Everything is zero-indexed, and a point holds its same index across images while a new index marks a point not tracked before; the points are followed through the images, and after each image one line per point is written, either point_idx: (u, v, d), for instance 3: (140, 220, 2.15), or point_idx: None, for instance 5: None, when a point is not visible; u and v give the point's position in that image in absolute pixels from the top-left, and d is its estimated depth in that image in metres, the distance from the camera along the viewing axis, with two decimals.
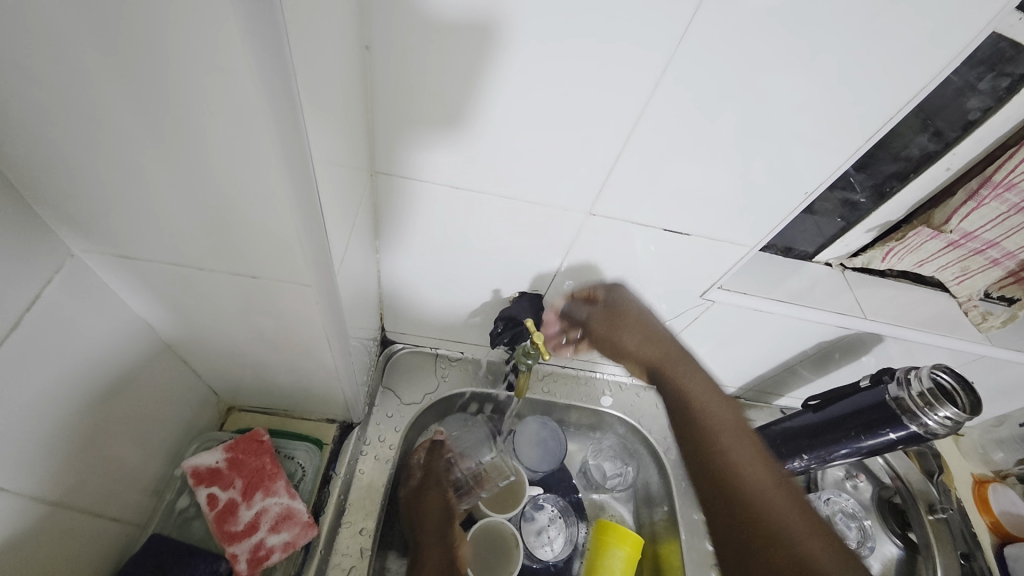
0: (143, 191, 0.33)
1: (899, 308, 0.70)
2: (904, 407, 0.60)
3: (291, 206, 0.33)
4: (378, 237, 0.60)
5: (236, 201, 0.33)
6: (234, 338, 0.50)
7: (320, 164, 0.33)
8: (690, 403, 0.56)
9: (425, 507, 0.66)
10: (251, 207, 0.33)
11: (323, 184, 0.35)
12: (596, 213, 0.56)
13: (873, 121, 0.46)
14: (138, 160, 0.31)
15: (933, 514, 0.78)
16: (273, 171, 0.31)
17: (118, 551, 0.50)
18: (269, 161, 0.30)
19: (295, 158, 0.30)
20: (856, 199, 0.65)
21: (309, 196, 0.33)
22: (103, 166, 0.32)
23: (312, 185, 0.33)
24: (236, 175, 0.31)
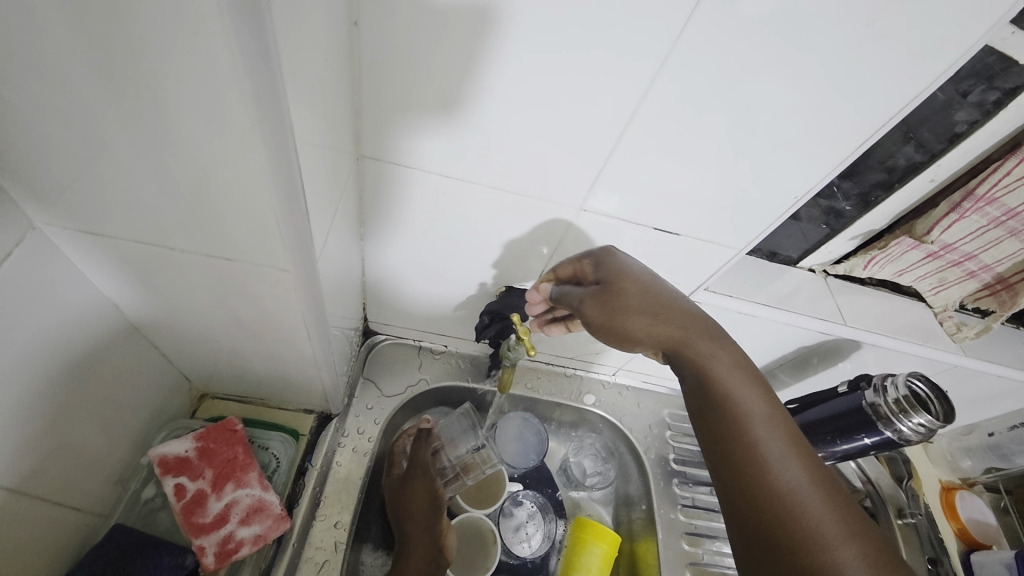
0: (113, 164, 0.32)
1: (879, 316, 0.72)
2: (880, 413, 0.61)
3: (270, 186, 0.31)
4: (363, 224, 0.58)
5: (211, 178, 0.32)
6: (207, 323, 0.49)
7: (301, 144, 0.32)
8: (715, 387, 0.48)
9: (411, 498, 0.65)
10: (227, 185, 0.32)
11: (304, 163, 0.33)
12: (586, 209, 0.55)
13: (864, 128, 0.46)
14: (105, 131, 0.30)
15: (902, 518, 0.79)
16: (251, 146, 0.29)
17: (79, 540, 0.48)
18: (248, 136, 0.29)
19: (273, 134, 0.29)
20: (841, 207, 0.66)
21: (288, 175, 0.32)
22: (70, 137, 0.30)
23: (293, 166, 0.31)
24: (213, 150, 0.30)
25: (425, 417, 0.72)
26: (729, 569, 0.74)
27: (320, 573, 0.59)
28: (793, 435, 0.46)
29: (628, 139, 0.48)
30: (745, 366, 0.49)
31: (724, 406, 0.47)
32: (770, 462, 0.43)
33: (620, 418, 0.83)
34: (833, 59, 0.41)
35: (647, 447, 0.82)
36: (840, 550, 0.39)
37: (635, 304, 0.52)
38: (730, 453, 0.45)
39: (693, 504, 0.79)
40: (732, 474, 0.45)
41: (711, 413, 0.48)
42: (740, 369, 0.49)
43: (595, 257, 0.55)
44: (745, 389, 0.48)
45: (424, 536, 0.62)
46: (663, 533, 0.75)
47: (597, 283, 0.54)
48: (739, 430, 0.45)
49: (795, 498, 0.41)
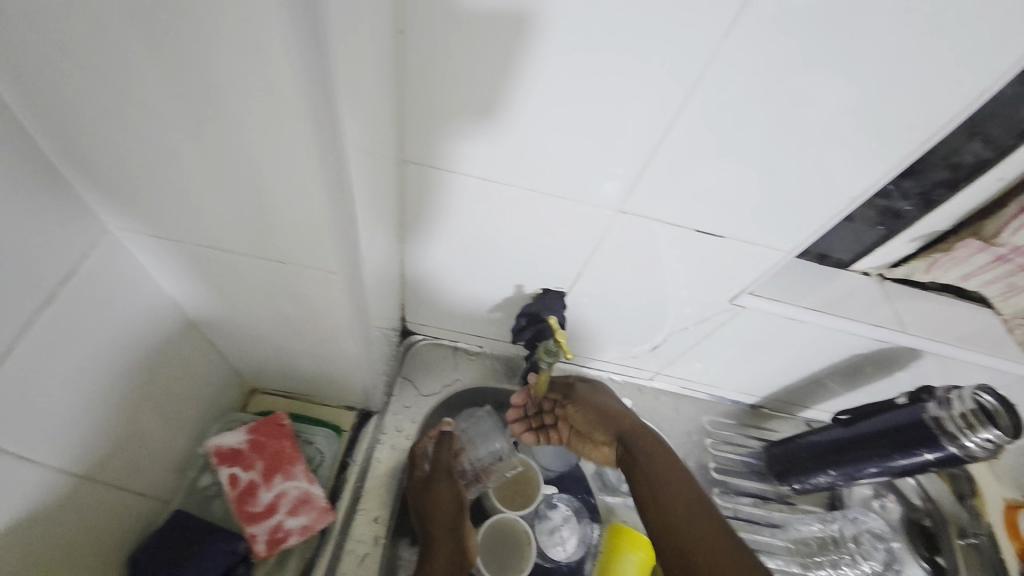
0: (181, 173, 0.34)
1: (941, 323, 0.67)
2: (944, 427, 0.57)
3: (322, 189, 0.33)
4: (403, 227, 0.60)
5: (268, 185, 0.33)
6: (259, 322, 0.51)
7: (351, 150, 0.33)
8: (646, 467, 0.62)
9: (436, 500, 0.64)
10: (283, 192, 0.34)
11: (353, 169, 0.34)
12: (625, 211, 0.54)
13: (929, 124, 0.43)
14: (175, 141, 0.32)
15: (963, 539, 0.74)
16: (306, 153, 0.30)
17: (143, 524, 0.52)
18: (303, 143, 0.30)
19: (327, 140, 0.30)
20: (900, 207, 0.62)
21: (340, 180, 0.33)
22: (144, 148, 0.33)
23: (345, 173, 0.33)
24: (270, 158, 0.31)
25: (446, 418, 0.71)
26: None
27: (361, 566, 0.60)
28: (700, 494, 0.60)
29: (669, 142, 0.47)
30: (670, 451, 0.64)
31: (643, 453, 0.64)
32: (682, 521, 0.57)
33: (657, 423, 0.82)
34: (893, 52, 0.39)
35: (685, 455, 0.80)
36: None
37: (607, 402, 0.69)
38: (658, 523, 0.58)
39: (735, 515, 0.76)
40: (652, 519, 0.59)
41: (653, 491, 0.61)
42: (673, 472, 0.61)
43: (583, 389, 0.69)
44: (663, 454, 0.63)
45: (451, 539, 0.62)
46: None
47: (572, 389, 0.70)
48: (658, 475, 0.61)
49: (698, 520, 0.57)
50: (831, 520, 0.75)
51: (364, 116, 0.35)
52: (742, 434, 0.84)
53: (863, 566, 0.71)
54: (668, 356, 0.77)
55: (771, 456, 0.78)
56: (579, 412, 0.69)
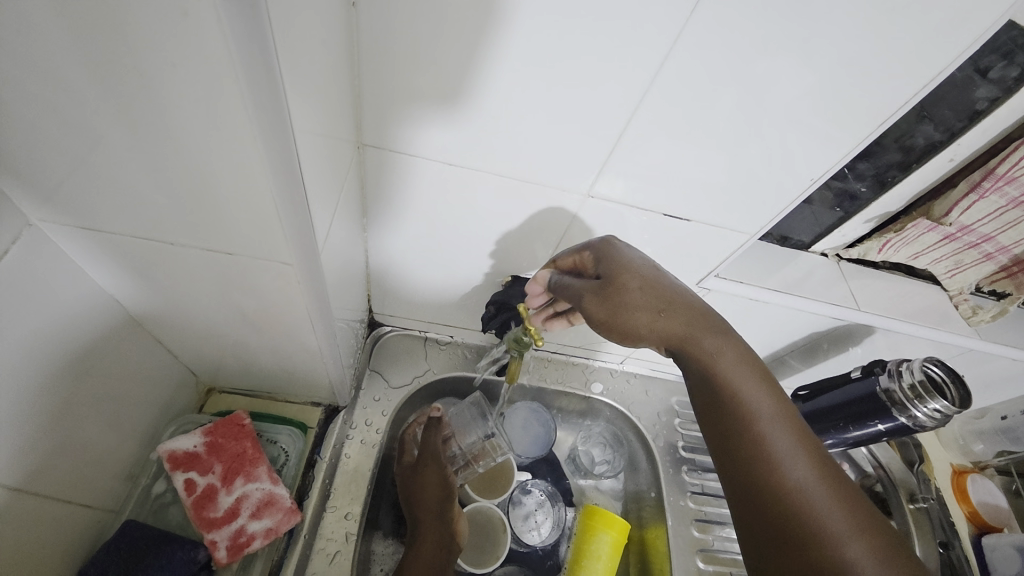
0: (103, 157, 0.31)
1: (893, 300, 0.70)
2: (894, 399, 0.61)
3: (267, 171, 0.30)
4: (366, 214, 0.57)
5: (205, 168, 0.31)
6: (210, 317, 0.48)
7: (300, 131, 0.31)
8: (724, 387, 0.47)
9: (424, 484, 0.65)
10: (222, 176, 0.31)
11: (303, 151, 0.32)
12: (594, 194, 0.53)
13: (884, 107, 0.44)
14: (96, 120, 0.28)
15: (914, 503, 0.80)
16: (247, 130, 0.28)
17: (90, 536, 0.48)
18: (242, 119, 0.27)
19: (268, 114, 0.27)
20: (856, 188, 0.64)
21: (287, 159, 0.30)
22: (56, 125, 0.29)
23: (291, 155, 0.30)
24: (206, 140, 0.29)
25: (434, 405, 0.72)
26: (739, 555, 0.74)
27: (332, 564, 0.59)
28: (800, 432, 0.44)
29: (637, 123, 0.46)
30: (753, 363, 0.48)
31: (713, 376, 0.48)
32: (775, 458, 0.42)
33: (628, 406, 0.83)
34: (854, 35, 0.39)
35: (655, 435, 0.82)
36: (851, 547, 0.37)
37: (644, 308, 0.51)
38: (727, 424, 0.45)
39: (702, 491, 0.79)
40: (732, 473, 0.44)
41: (706, 387, 0.48)
42: (746, 368, 0.47)
43: (594, 250, 0.53)
44: (730, 361, 0.48)
45: (437, 523, 0.62)
46: (672, 520, 0.75)
47: (596, 280, 0.53)
48: (746, 417, 0.45)
49: (795, 492, 0.40)
50: None
51: (313, 93, 0.33)
52: None
53: None
54: None
55: None
56: (604, 305, 0.52)
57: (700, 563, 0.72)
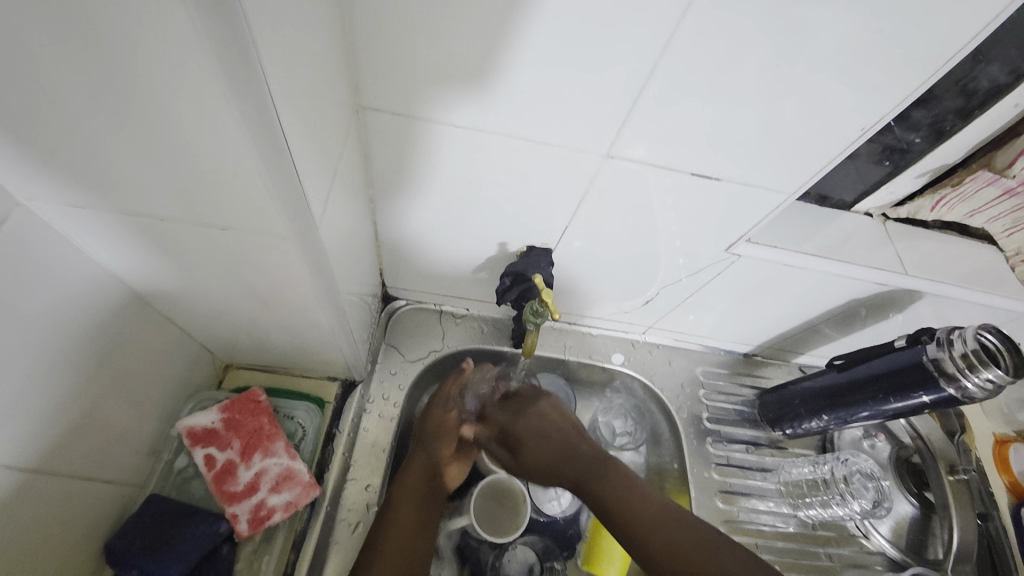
0: (73, 125, 0.29)
1: (945, 262, 0.64)
2: (943, 368, 0.56)
3: (247, 135, 0.28)
4: (371, 184, 0.55)
5: (178, 129, 0.28)
6: (216, 295, 0.47)
7: (276, 79, 0.28)
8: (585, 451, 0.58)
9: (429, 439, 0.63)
10: (197, 135, 0.29)
11: (284, 103, 0.29)
12: (614, 154, 0.49)
13: (948, 46, 0.38)
14: (58, 84, 0.26)
15: (954, 475, 0.76)
16: (220, 89, 0.26)
17: (118, 510, 0.50)
18: (205, 63, 0.25)
19: (239, 69, 0.25)
20: (909, 138, 0.57)
21: (267, 122, 0.28)
22: (23, 98, 0.27)
23: (268, 109, 0.27)
24: (173, 94, 0.26)
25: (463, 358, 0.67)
26: (764, 526, 0.73)
27: (353, 534, 0.58)
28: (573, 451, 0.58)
29: (659, 76, 0.41)
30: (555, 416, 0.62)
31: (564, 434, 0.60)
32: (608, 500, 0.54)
33: (650, 377, 0.80)
34: None
35: (678, 407, 0.79)
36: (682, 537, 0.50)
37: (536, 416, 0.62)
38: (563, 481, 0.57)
39: (728, 462, 0.77)
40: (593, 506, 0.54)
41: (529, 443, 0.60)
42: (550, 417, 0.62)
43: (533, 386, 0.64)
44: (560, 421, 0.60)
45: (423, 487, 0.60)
46: (696, 491, 0.74)
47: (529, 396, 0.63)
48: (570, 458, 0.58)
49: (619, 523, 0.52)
50: (822, 462, 0.76)
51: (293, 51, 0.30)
52: (736, 383, 0.83)
53: (853, 504, 0.71)
54: (661, 309, 0.74)
55: (763, 404, 0.79)
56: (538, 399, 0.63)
57: (725, 535, 0.71)
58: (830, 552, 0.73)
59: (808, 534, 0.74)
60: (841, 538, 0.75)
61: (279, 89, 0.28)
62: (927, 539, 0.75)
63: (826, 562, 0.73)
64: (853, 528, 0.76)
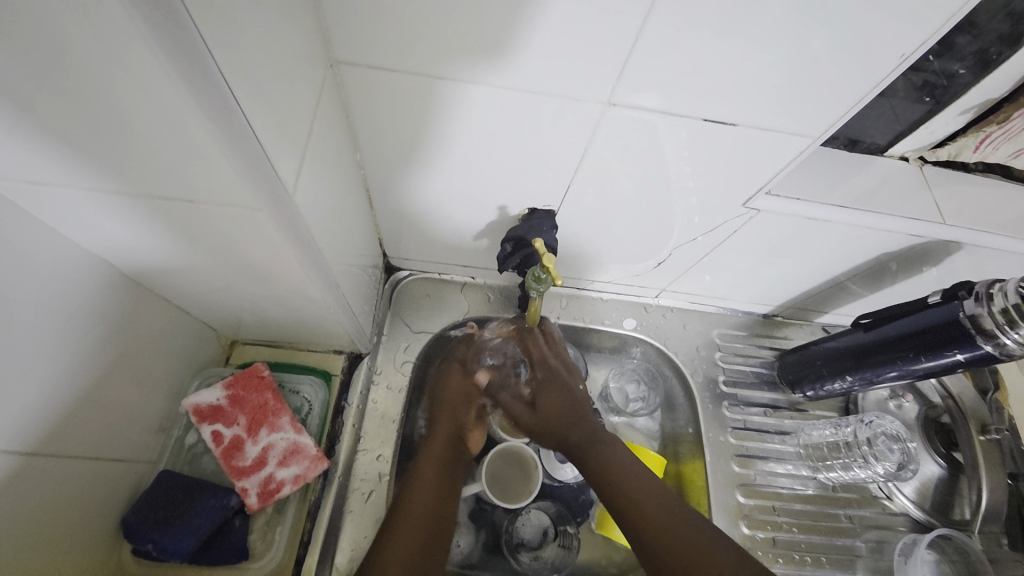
0: (8, 103, 0.27)
1: (987, 209, 0.58)
2: (980, 325, 0.52)
3: (183, 90, 0.26)
4: (358, 149, 0.52)
5: (116, 98, 0.26)
6: (203, 273, 0.46)
7: (211, 27, 0.25)
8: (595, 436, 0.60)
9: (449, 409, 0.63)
10: (140, 105, 0.27)
11: (228, 59, 0.27)
12: (616, 103, 0.44)
13: None
14: None
15: (985, 435, 0.72)
16: (141, 37, 0.23)
17: (131, 484, 0.52)
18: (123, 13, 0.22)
19: (156, 6, 0.23)
20: (950, 70, 0.51)
21: (203, 71, 0.25)
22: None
23: (203, 59, 0.25)
24: (101, 61, 0.24)
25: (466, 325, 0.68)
26: (782, 489, 0.72)
27: (367, 502, 0.59)
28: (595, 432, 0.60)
29: (661, 13, 0.37)
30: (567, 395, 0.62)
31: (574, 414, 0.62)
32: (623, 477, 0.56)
33: (663, 341, 0.78)
34: None
35: (693, 370, 0.77)
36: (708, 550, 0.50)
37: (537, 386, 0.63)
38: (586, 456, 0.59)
39: (744, 426, 0.75)
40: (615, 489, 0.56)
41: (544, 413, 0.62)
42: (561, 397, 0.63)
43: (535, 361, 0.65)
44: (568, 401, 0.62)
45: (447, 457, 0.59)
46: (711, 456, 0.72)
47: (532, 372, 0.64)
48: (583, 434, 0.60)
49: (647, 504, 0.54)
50: (844, 425, 0.73)
51: (231, 2, 0.27)
52: (755, 344, 0.80)
53: (876, 467, 0.69)
54: (674, 271, 0.71)
55: (783, 366, 0.76)
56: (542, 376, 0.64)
57: (740, 498, 0.70)
58: (850, 513, 0.72)
59: (827, 496, 0.73)
60: (862, 499, 0.73)
61: (211, 26, 0.25)
62: (953, 499, 0.72)
63: (845, 523, 0.71)
64: (876, 489, 0.74)
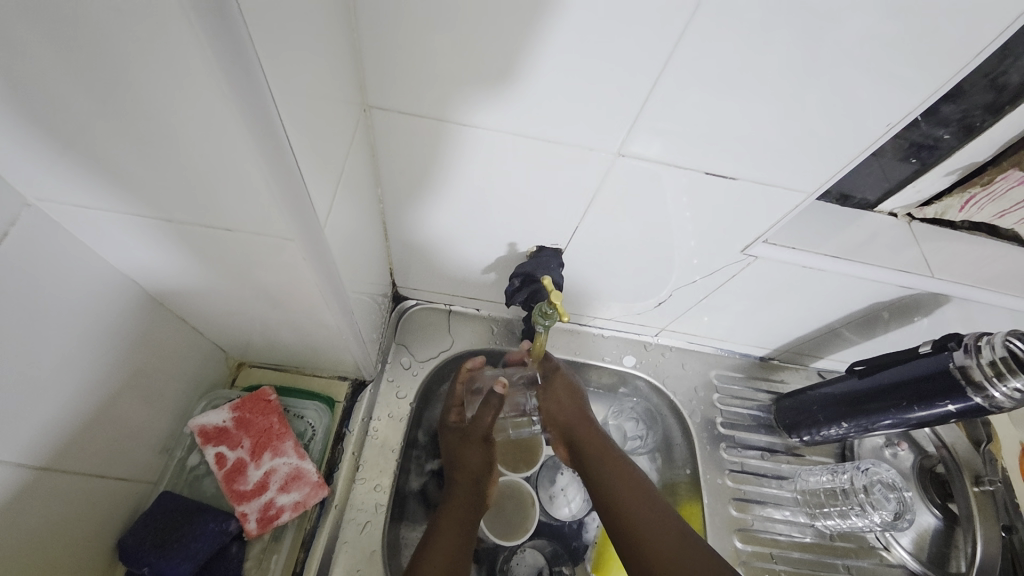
0: (81, 132, 0.29)
1: (974, 265, 0.61)
2: (970, 376, 0.54)
3: (242, 132, 0.28)
4: (379, 184, 0.55)
5: (179, 133, 0.29)
6: (225, 296, 0.48)
7: (275, 83, 0.28)
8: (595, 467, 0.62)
9: (460, 459, 0.63)
10: (198, 142, 0.29)
11: (284, 108, 0.29)
12: (624, 153, 0.48)
13: (973, 41, 0.36)
14: (61, 88, 0.27)
15: (979, 486, 0.72)
16: (209, 78, 0.26)
17: (130, 504, 0.52)
18: (201, 70, 0.25)
19: (231, 67, 0.26)
20: (936, 135, 0.55)
21: (262, 117, 0.28)
22: (22, 100, 0.27)
23: (267, 110, 0.28)
24: (174, 107, 0.27)
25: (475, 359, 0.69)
26: (780, 535, 0.71)
27: (363, 533, 0.58)
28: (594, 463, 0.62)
29: (669, 74, 0.40)
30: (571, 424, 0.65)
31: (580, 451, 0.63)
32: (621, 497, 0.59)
33: (662, 379, 0.79)
34: None
35: (691, 411, 0.78)
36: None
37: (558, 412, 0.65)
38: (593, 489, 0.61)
39: (742, 469, 0.75)
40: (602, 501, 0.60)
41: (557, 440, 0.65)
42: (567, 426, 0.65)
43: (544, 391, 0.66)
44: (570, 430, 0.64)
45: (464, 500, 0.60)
46: (709, 498, 0.72)
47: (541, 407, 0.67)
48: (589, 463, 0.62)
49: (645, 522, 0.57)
50: (841, 470, 0.72)
51: (287, 53, 0.29)
52: (752, 386, 0.81)
53: (873, 516, 0.68)
54: (675, 311, 0.73)
55: (781, 409, 0.77)
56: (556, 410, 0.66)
57: (737, 543, 0.70)
58: (848, 563, 0.72)
59: (825, 544, 0.72)
60: (860, 549, 0.73)
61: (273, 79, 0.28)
62: (950, 551, 0.72)
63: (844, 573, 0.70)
64: (873, 539, 0.74)
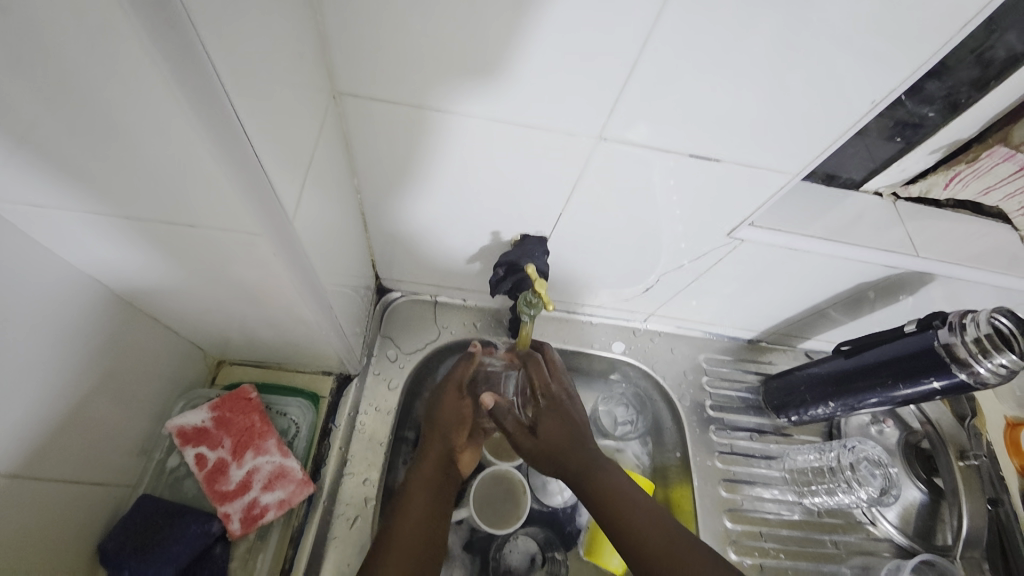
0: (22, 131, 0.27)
1: (959, 242, 0.61)
2: (955, 354, 0.54)
3: (196, 122, 0.27)
4: (355, 174, 0.53)
5: (128, 127, 0.27)
6: (195, 294, 0.46)
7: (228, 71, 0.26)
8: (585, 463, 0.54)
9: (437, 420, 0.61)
10: (150, 135, 0.28)
11: (241, 96, 0.28)
12: (606, 137, 0.46)
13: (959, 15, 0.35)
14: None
15: (964, 460, 0.74)
16: (154, 66, 0.24)
17: (110, 509, 0.50)
18: (143, 57, 0.24)
19: (178, 54, 0.24)
20: (921, 112, 0.54)
21: (217, 107, 0.26)
22: None
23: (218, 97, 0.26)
24: (120, 99, 0.25)
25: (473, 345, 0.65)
26: (769, 514, 0.72)
27: (353, 528, 0.58)
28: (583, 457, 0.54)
29: (650, 53, 0.39)
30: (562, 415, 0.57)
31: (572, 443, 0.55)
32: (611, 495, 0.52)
33: (651, 365, 0.79)
34: None
35: (680, 395, 0.78)
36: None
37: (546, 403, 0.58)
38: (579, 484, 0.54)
39: (730, 450, 0.75)
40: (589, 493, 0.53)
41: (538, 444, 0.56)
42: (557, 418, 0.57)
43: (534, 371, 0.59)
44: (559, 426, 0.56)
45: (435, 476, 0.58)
46: (699, 481, 0.72)
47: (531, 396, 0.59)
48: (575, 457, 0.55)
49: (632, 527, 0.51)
50: (828, 449, 0.74)
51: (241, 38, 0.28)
52: (740, 369, 0.82)
53: (859, 492, 0.70)
54: (663, 296, 0.72)
55: (769, 390, 0.77)
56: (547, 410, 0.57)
57: (728, 523, 0.70)
58: (836, 539, 0.72)
59: (813, 521, 0.73)
60: (848, 524, 0.74)
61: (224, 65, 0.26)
62: (936, 524, 0.73)
63: (831, 549, 0.72)
64: (860, 515, 0.74)
